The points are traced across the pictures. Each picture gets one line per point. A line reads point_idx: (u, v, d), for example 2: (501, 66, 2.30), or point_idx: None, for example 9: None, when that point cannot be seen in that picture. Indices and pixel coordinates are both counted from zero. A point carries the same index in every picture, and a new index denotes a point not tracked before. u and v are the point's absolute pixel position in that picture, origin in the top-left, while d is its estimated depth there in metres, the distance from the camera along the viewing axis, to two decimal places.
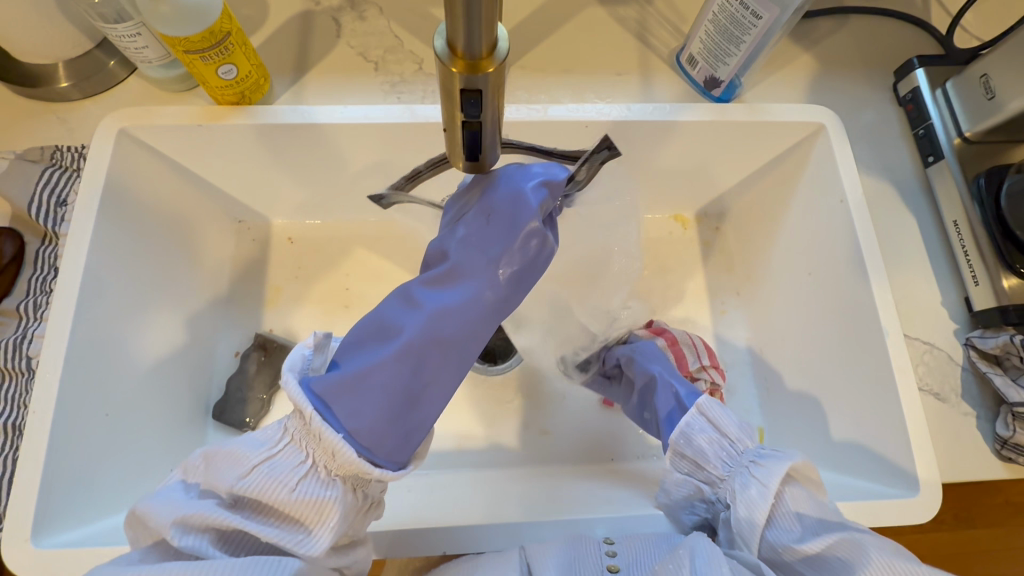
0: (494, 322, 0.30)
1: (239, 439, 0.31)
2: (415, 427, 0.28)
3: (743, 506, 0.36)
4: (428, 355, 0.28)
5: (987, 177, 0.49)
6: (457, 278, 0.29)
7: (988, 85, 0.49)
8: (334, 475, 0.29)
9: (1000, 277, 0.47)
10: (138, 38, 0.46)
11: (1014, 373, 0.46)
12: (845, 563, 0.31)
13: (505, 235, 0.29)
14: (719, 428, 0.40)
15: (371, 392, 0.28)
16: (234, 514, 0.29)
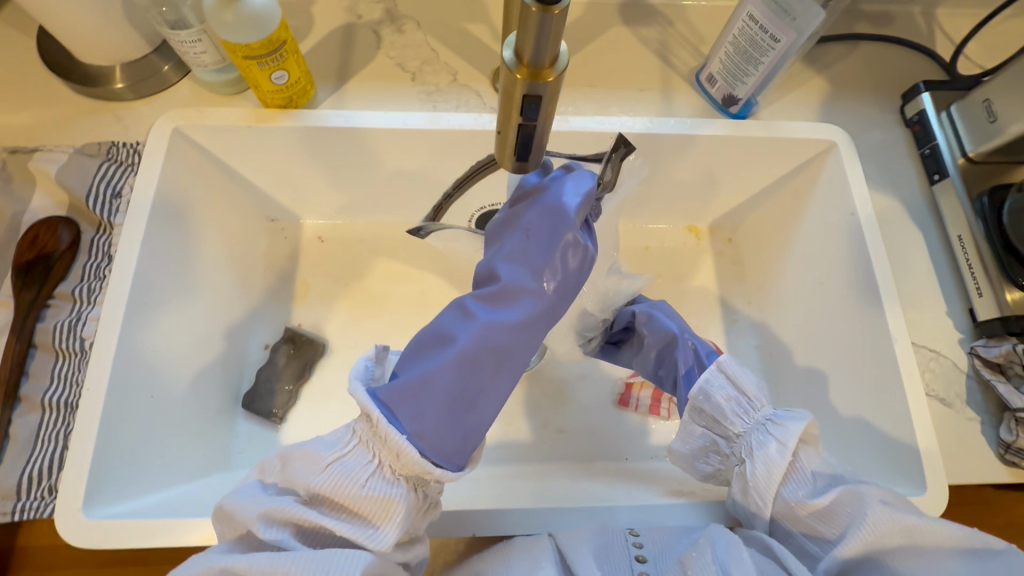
0: (543, 330, 0.32)
1: (312, 440, 0.33)
2: (476, 430, 0.31)
3: (762, 462, 0.39)
4: (486, 361, 0.30)
5: (989, 195, 0.52)
6: (511, 291, 0.31)
7: (990, 109, 0.52)
8: (398, 475, 0.31)
9: (1003, 290, 0.49)
10: (198, 44, 0.49)
11: (1016, 381, 0.48)
12: (853, 511, 0.36)
13: (551, 249, 0.32)
14: (734, 384, 0.43)
15: (436, 394, 0.30)
16: (311, 510, 0.31)
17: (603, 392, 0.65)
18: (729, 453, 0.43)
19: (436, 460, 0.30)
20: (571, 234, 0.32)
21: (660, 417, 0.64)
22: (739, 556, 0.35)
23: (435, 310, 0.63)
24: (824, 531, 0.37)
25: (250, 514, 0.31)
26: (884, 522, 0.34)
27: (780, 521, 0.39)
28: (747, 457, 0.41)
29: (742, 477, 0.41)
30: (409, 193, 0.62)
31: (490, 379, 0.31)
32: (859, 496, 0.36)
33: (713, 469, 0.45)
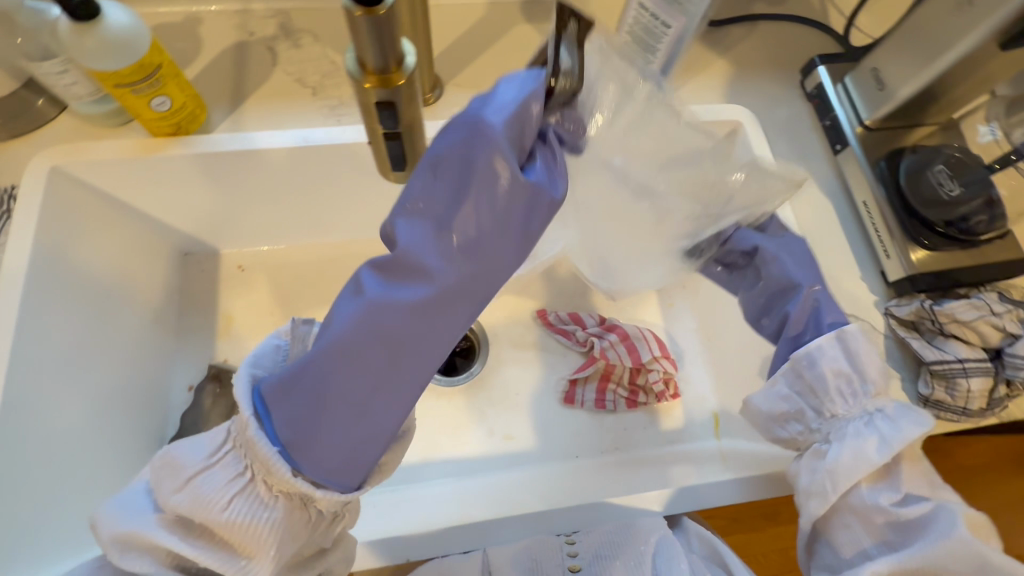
0: (457, 307, 0.25)
1: (184, 447, 0.31)
2: (363, 442, 0.27)
3: (852, 451, 0.38)
4: (362, 365, 0.25)
5: (887, 160, 0.54)
6: (403, 258, 0.25)
7: (879, 77, 0.54)
8: (270, 495, 0.29)
9: (908, 250, 0.51)
10: (66, 75, 0.46)
11: (928, 336, 0.50)
12: (932, 529, 0.36)
13: (446, 210, 0.25)
14: (851, 359, 0.41)
15: (306, 396, 0.26)
16: (173, 532, 0.30)
17: (547, 392, 0.65)
18: (814, 428, 0.42)
19: (315, 477, 0.28)
20: (491, 167, 0.24)
21: (606, 411, 0.64)
22: (676, 567, 0.42)
23: None
24: (888, 536, 0.38)
25: (106, 535, 0.30)
26: (965, 548, 0.35)
27: (839, 510, 0.39)
28: (838, 440, 0.40)
29: (816, 455, 0.41)
30: (327, 212, 0.60)
31: (372, 388, 0.26)
32: (947, 518, 0.36)
33: (788, 437, 0.44)
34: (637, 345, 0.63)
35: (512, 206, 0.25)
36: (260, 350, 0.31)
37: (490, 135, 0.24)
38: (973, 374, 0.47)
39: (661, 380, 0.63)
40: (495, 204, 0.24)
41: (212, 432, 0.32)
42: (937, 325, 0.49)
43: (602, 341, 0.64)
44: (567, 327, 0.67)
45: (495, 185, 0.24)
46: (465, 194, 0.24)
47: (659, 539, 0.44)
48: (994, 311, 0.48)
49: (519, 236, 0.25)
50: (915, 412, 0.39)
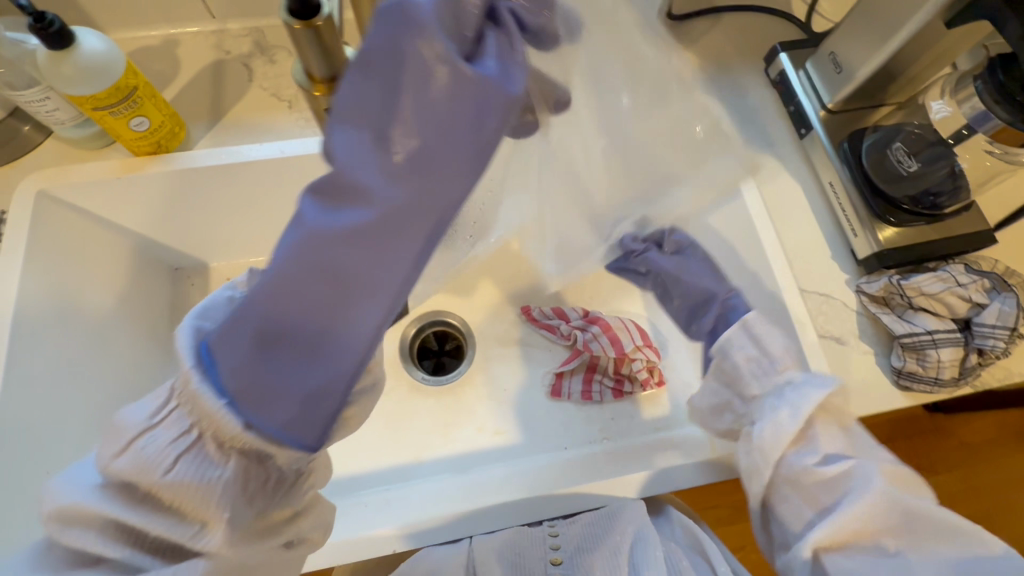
0: (404, 234, 0.26)
1: (125, 411, 0.32)
2: (315, 383, 0.27)
3: (770, 421, 0.41)
4: (310, 292, 0.26)
5: (850, 141, 0.55)
6: (340, 183, 0.25)
7: (836, 61, 0.56)
8: (221, 455, 0.30)
9: (874, 228, 0.52)
10: (47, 102, 0.47)
11: (898, 310, 0.51)
12: (856, 485, 0.39)
13: (380, 124, 0.24)
14: (756, 344, 0.46)
15: (246, 336, 0.27)
16: (117, 501, 0.31)
17: (535, 386, 0.66)
18: (742, 413, 0.46)
19: (269, 433, 0.28)
20: (424, 60, 0.24)
21: (593, 401, 0.65)
22: (649, 555, 0.47)
23: None
24: (824, 501, 0.40)
25: (55, 511, 0.31)
26: (879, 497, 0.37)
27: (778, 482, 0.42)
28: (759, 417, 0.43)
29: (747, 435, 0.43)
30: None
31: (323, 318, 0.26)
32: (866, 473, 0.39)
33: (727, 427, 0.48)
34: (619, 335, 0.64)
35: (457, 105, 0.25)
36: (208, 302, 0.32)
37: (416, 31, 0.23)
38: (942, 344, 0.49)
39: (644, 369, 0.63)
40: (437, 112, 0.25)
41: (155, 394, 0.32)
42: (907, 299, 0.50)
43: (584, 333, 0.65)
44: (551, 322, 0.67)
45: (433, 89, 0.24)
46: (403, 97, 0.24)
47: (636, 531, 0.48)
48: (959, 282, 0.49)
49: (469, 138, 0.25)
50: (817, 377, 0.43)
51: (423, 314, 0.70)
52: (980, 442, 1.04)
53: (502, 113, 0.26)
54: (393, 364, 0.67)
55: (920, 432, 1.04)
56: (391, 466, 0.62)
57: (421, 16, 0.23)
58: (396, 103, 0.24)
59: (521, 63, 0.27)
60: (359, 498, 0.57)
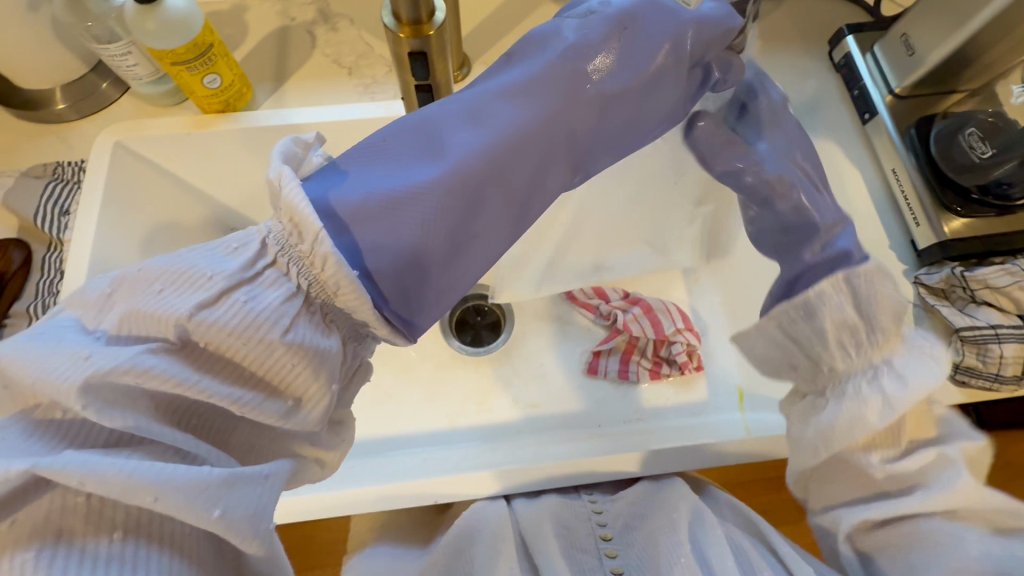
0: (555, 168, 0.33)
1: (193, 260, 0.28)
2: (454, 283, 0.31)
3: (853, 407, 0.36)
4: (484, 196, 0.30)
5: (917, 128, 0.53)
6: (519, 104, 0.31)
7: (908, 44, 0.53)
8: (333, 326, 0.30)
9: (938, 218, 0.51)
10: (129, 57, 0.50)
11: (959, 304, 0.49)
12: (933, 478, 0.36)
13: (591, 82, 0.33)
14: (856, 306, 0.37)
15: (411, 215, 0.29)
16: (191, 363, 0.26)
17: (571, 363, 0.67)
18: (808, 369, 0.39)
19: (392, 319, 0.29)
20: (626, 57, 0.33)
21: (629, 381, 0.65)
22: (711, 531, 0.43)
23: None
24: (888, 487, 0.37)
25: (82, 374, 0.23)
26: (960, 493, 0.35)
27: (837, 466, 0.38)
28: (834, 395, 0.37)
29: (812, 406, 0.39)
30: None
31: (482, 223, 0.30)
32: (949, 466, 0.36)
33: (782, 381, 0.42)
34: (660, 317, 0.64)
35: (646, 100, 0.34)
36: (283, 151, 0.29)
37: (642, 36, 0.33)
38: (1007, 340, 0.46)
39: (684, 352, 0.63)
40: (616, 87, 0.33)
41: (225, 249, 0.29)
42: (969, 292, 0.48)
43: (625, 313, 0.65)
44: (591, 301, 0.68)
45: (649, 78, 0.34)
46: (593, 68, 0.33)
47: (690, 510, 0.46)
48: None
49: (632, 137, 0.35)
50: (927, 361, 0.36)
51: None
52: None
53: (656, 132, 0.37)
54: (433, 332, 0.68)
55: None
56: (429, 431, 0.63)
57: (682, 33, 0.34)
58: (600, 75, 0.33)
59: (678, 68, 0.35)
60: (396, 457, 0.58)
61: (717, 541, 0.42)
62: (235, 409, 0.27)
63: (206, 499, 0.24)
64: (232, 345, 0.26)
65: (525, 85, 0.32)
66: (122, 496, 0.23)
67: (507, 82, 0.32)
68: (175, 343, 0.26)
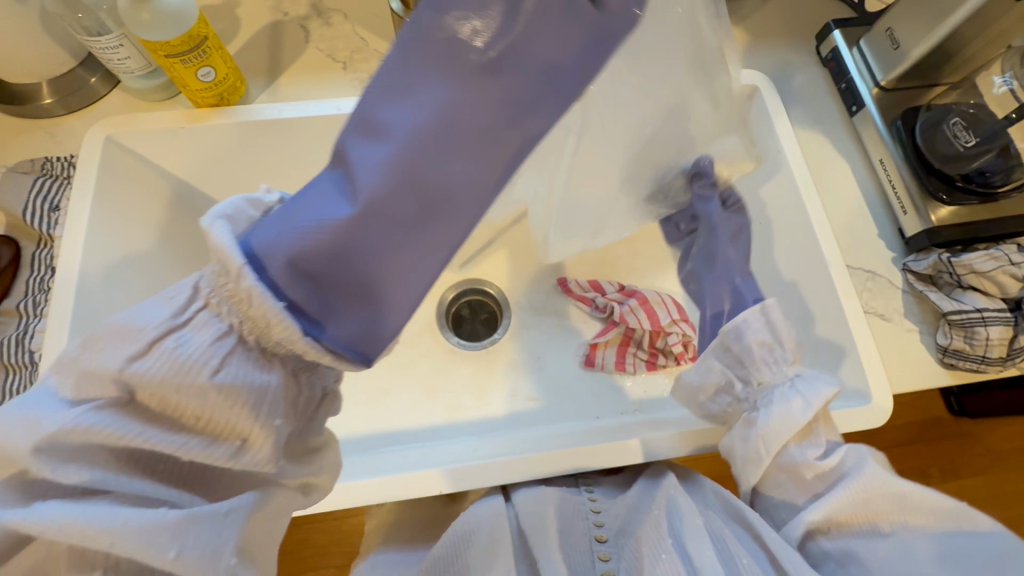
0: (491, 144, 0.26)
1: (132, 311, 0.27)
2: (400, 301, 0.26)
3: (781, 411, 0.43)
4: (400, 206, 0.25)
5: (903, 119, 0.55)
6: (420, 79, 0.25)
7: (893, 37, 0.55)
8: (273, 360, 0.28)
9: (926, 206, 0.52)
10: (120, 49, 0.49)
11: (947, 289, 0.51)
12: (847, 474, 0.41)
13: (484, 32, 0.25)
14: (774, 331, 0.47)
15: (323, 246, 0.25)
16: (132, 418, 0.27)
17: (569, 356, 0.67)
18: (743, 397, 0.47)
19: (332, 348, 0.27)
20: None
21: (626, 373, 0.65)
22: (690, 522, 0.43)
23: None
24: (817, 488, 0.42)
25: (35, 439, 0.25)
26: (875, 482, 0.40)
27: (773, 471, 0.44)
28: (763, 407, 0.45)
29: (748, 423, 0.46)
30: None
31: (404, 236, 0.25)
32: (859, 462, 0.41)
33: (720, 410, 0.49)
34: (655, 308, 0.65)
35: (559, 42, 0.27)
36: (233, 207, 0.27)
37: None
38: (992, 323, 0.48)
39: (680, 342, 0.64)
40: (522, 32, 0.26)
41: (163, 294, 0.28)
42: (956, 277, 0.50)
43: (621, 306, 0.66)
44: (587, 294, 0.68)
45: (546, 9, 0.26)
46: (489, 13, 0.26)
47: (670, 503, 0.46)
48: (1012, 262, 0.48)
49: (569, 74, 0.28)
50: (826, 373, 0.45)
51: (462, 281, 0.71)
52: (1008, 449, 1.03)
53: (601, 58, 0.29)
54: (430, 327, 0.68)
55: (945, 435, 1.02)
56: (428, 425, 0.63)
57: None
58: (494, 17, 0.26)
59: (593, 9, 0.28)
60: (396, 452, 0.58)
61: (695, 533, 0.42)
62: (182, 454, 0.28)
63: (161, 543, 0.26)
64: (167, 394, 0.27)
65: (419, 65, 0.25)
66: (84, 539, 0.25)
67: (395, 58, 0.26)
68: (120, 398, 0.27)
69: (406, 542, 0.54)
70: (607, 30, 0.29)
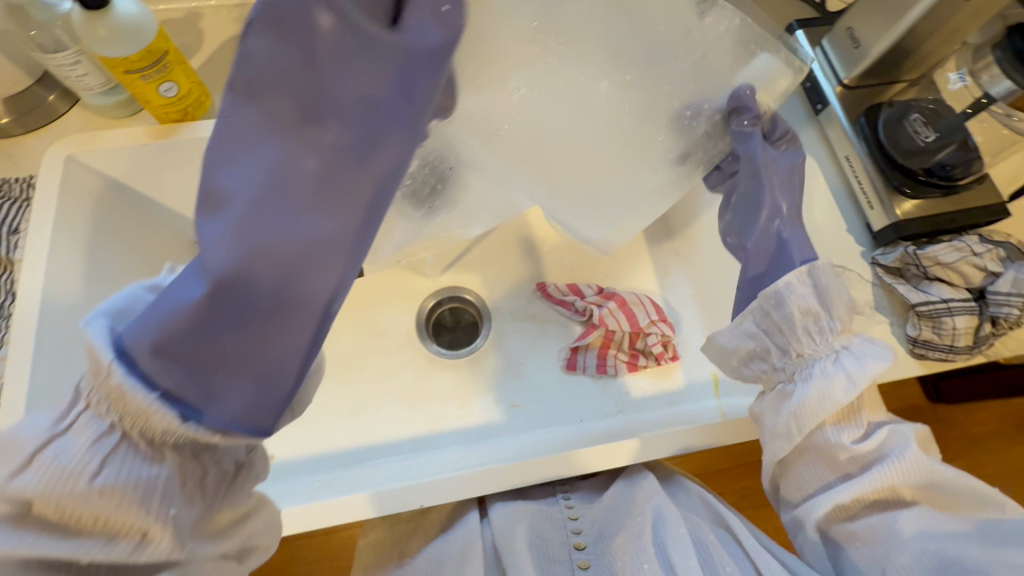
0: (331, 212, 0.29)
1: (17, 429, 0.30)
2: (278, 369, 0.29)
3: (820, 388, 0.42)
4: (252, 287, 0.27)
5: (867, 115, 0.55)
6: (243, 168, 0.28)
7: (854, 36, 0.56)
8: (157, 451, 0.31)
9: (891, 200, 0.53)
10: (78, 66, 0.48)
11: (914, 281, 0.52)
12: (888, 457, 0.41)
13: (297, 119, 0.29)
14: (819, 297, 0.43)
15: (189, 334, 0.28)
16: (31, 527, 0.29)
17: (550, 360, 0.67)
18: (780, 367, 0.45)
19: (217, 425, 0.29)
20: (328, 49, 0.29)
21: (608, 375, 0.65)
22: (674, 530, 0.46)
23: (374, 316, 0.68)
24: (849, 470, 0.42)
25: None
26: (912, 466, 0.40)
27: (805, 450, 0.44)
28: (802, 381, 0.43)
29: (782, 395, 0.44)
30: None
31: (261, 310, 0.28)
32: (901, 444, 0.41)
33: (754, 375, 0.47)
34: (634, 310, 0.65)
35: (368, 78, 0.30)
36: (127, 297, 0.30)
37: (319, 23, 0.29)
38: (958, 313, 0.49)
39: (659, 342, 0.65)
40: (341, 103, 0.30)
41: (53, 407, 0.32)
42: (922, 269, 0.51)
43: (600, 308, 0.66)
44: (566, 298, 0.68)
45: (343, 59, 0.29)
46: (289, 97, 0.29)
47: (654, 510, 0.48)
48: (975, 252, 0.50)
49: (386, 120, 0.30)
50: (877, 347, 0.42)
51: (442, 289, 0.70)
52: (982, 432, 1.06)
53: (432, 81, 0.30)
54: (409, 336, 0.68)
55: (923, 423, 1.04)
56: (410, 437, 0.62)
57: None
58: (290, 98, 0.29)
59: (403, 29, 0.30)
60: (378, 467, 0.57)
61: (680, 541, 0.44)
62: (85, 556, 0.30)
63: None
64: (58, 502, 0.29)
65: (247, 143, 0.29)
66: None
67: (213, 156, 0.29)
68: (17, 513, 0.29)
69: (392, 558, 0.53)
70: (424, 47, 0.30)
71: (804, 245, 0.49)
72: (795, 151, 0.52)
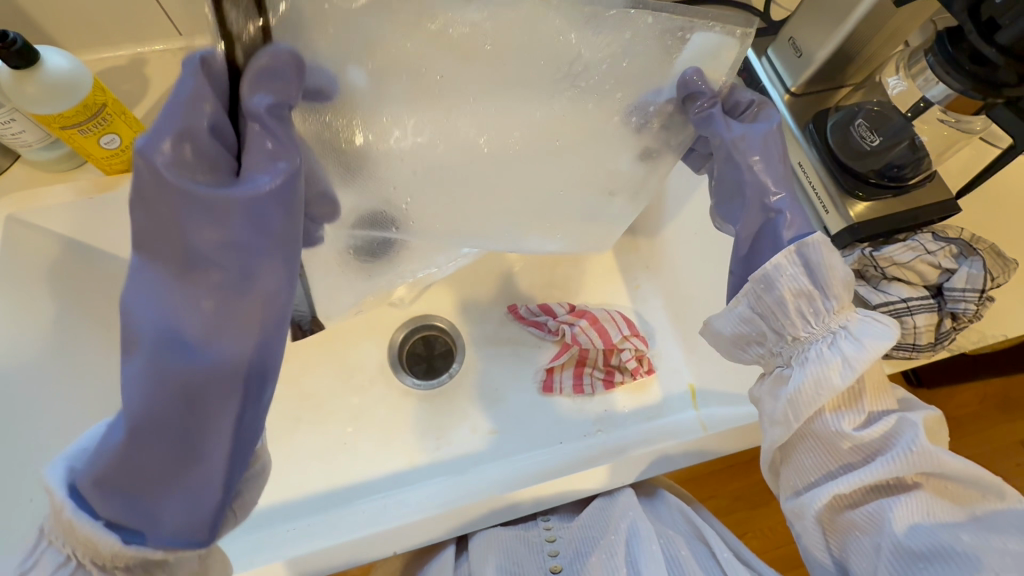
0: (231, 337, 0.32)
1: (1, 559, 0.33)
2: (204, 485, 0.31)
3: (816, 372, 0.39)
4: (170, 417, 0.31)
5: (814, 122, 0.56)
6: (144, 313, 0.31)
7: (796, 45, 0.57)
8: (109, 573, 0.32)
9: (845, 204, 0.54)
10: (13, 124, 0.47)
11: (874, 282, 0.52)
12: (894, 446, 0.39)
13: (185, 260, 0.31)
14: (811, 276, 0.40)
15: (118, 467, 0.30)
16: None
17: (526, 383, 0.67)
18: (777, 350, 0.42)
19: (159, 543, 0.31)
20: (187, 191, 0.30)
21: (585, 394, 0.65)
22: (648, 548, 0.45)
23: (346, 352, 0.67)
24: (850, 459, 0.40)
25: None
26: (920, 457, 0.38)
27: (804, 437, 0.41)
28: (799, 364, 0.41)
29: (779, 380, 0.42)
30: None
31: (184, 438, 0.31)
32: (909, 434, 0.38)
33: (752, 358, 0.45)
34: (606, 326, 0.65)
35: (243, 215, 0.31)
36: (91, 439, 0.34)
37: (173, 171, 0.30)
38: (918, 311, 0.50)
39: (633, 358, 0.65)
40: (216, 239, 0.31)
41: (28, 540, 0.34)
42: (879, 270, 0.52)
43: (572, 327, 0.65)
44: (538, 318, 0.68)
45: (198, 204, 0.30)
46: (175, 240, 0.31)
47: (629, 528, 0.47)
48: (928, 250, 0.50)
49: (268, 239, 0.32)
50: (878, 325, 0.39)
51: (413, 319, 0.69)
52: (964, 415, 1.07)
53: (288, 209, 0.33)
54: (382, 370, 0.67)
55: None
56: (388, 474, 0.61)
57: (157, 160, 0.29)
58: (175, 244, 0.31)
59: (262, 172, 0.32)
60: (355, 508, 0.56)
61: (653, 560, 0.44)
62: None
63: None
64: None
65: (143, 290, 0.31)
66: None
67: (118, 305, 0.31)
68: None
69: None
70: (286, 182, 0.32)
71: (800, 222, 0.43)
72: (767, 118, 0.44)
